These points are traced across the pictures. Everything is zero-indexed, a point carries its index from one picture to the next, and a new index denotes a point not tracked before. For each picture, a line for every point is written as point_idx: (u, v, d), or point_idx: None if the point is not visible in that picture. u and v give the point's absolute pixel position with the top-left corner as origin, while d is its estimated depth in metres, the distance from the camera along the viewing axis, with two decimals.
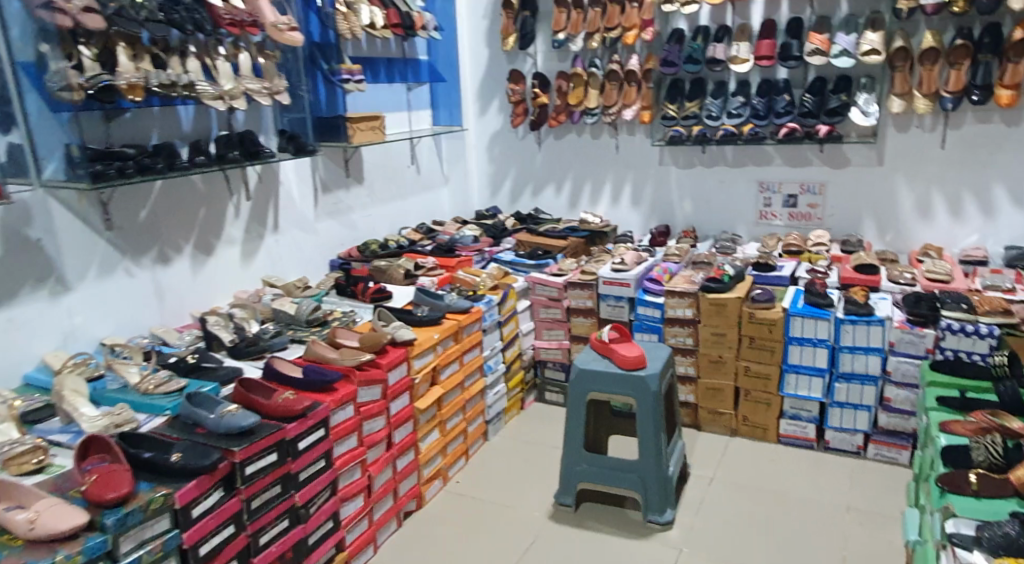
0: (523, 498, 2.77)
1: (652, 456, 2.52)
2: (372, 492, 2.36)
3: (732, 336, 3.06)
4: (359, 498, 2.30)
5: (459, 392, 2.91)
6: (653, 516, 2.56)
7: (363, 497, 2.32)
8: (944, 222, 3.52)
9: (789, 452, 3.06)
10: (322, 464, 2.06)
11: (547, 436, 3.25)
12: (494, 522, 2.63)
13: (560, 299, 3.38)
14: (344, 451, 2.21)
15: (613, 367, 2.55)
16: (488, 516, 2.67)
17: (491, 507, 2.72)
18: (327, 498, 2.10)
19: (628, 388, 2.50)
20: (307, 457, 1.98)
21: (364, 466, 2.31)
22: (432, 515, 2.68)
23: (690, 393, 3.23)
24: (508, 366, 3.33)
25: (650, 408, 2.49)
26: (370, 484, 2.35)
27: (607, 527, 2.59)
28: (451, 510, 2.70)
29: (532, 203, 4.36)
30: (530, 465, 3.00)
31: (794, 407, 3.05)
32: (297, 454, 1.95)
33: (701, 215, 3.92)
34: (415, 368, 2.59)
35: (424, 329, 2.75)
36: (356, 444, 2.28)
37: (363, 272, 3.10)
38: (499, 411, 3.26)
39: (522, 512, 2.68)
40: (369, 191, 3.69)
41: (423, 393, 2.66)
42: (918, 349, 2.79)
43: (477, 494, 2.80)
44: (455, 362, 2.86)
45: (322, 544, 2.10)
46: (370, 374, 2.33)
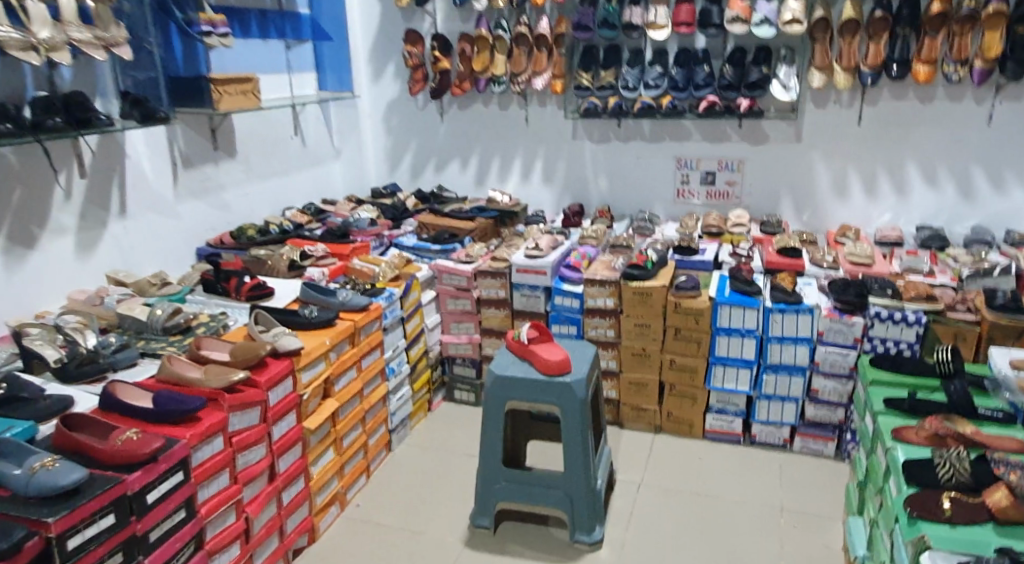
0: (433, 521, 2.45)
1: (581, 471, 2.26)
2: (252, 537, 2.01)
3: (657, 328, 2.83)
4: (235, 547, 1.94)
5: (357, 403, 2.57)
6: (578, 536, 2.31)
7: (239, 544, 1.96)
8: (860, 201, 3.32)
9: (715, 449, 2.88)
10: (182, 516, 1.71)
11: (458, 443, 2.94)
12: (401, 551, 2.30)
13: (469, 289, 3.06)
14: (212, 494, 1.84)
15: (533, 372, 2.26)
16: (393, 544, 2.34)
17: (397, 534, 2.39)
18: (191, 555, 1.76)
19: (552, 396, 2.23)
20: (155, 514, 1.62)
21: (240, 508, 1.95)
22: (328, 547, 2.33)
23: (613, 389, 2.99)
24: (413, 367, 2.98)
25: (577, 417, 2.23)
26: (248, 528, 1.99)
27: (531, 549, 2.32)
28: (350, 541, 2.36)
29: (434, 180, 3.97)
30: (439, 480, 2.69)
31: (720, 401, 2.86)
32: (143, 513, 1.59)
33: (616, 193, 3.66)
34: (303, 382, 2.22)
35: (314, 334, 2.38)
36: (230, 482, 1.91)
37: (237, 264, 2.66)
38: (404, 418, 2.93)
39: (431, 537, 2.37)
40: (244, 167, 3.24)
41: (314, 410, 2.30)
42: (846, 337, 2.61)
43: (380, 519, 2.47)
44: (351, 368, 2.51)
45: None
46: (246, 396, 1.95)
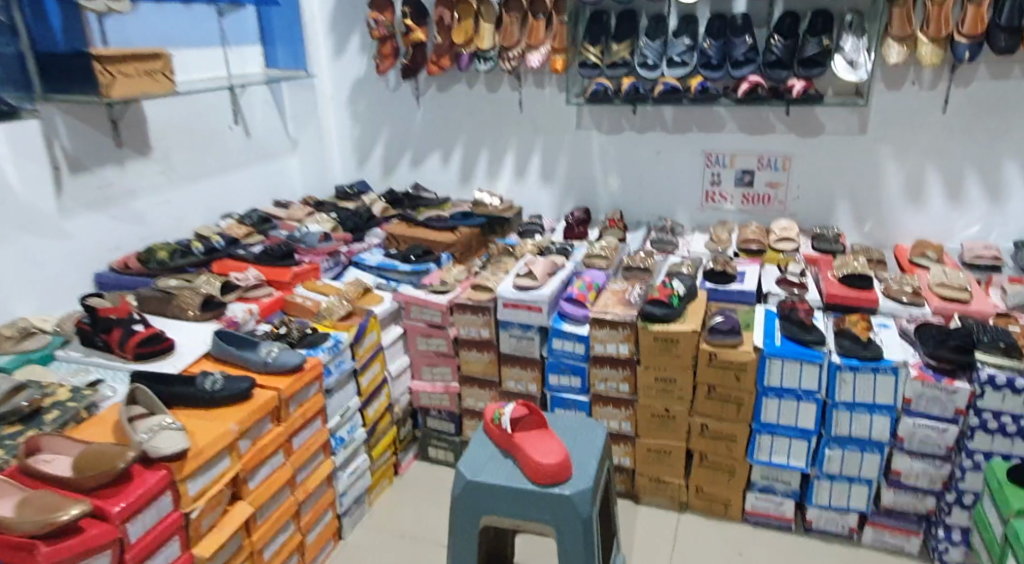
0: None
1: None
2: None
3: (685, 384, 2.16)
4: None
5: (286, 494, 1.96)
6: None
7: None
8: (940, 209, 2.61)
9: (756, 537, 2.23)
10: None
11: (427, 527, 2.31)
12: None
13: (444, 326, 2.39)
14: None
15: (520, 479, 1.61)
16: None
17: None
18: None
19: (543, 513, 1.60)
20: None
21: None
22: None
23: (626, 455, 2.33)
24: (371, 430, 2.33)
25: (579, 544, 1.59)
26: None
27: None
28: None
29: (410, 176, 3.28)
30: None
31: (766, 477, 2.20)
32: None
33: (629, 194, 2.96)
34: (189, 495, 1.61)
35: (218, 416, 1.75)
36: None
37: (125, 307, 1.97)
38: (361, 494, 2.30)
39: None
40: (165, 167, 2.55)
41: (212, 526, 1.70)
42: (945, 409, 1.94)
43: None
44: (274, 453, 1.89)
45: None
46: (83, 542, 1.36)
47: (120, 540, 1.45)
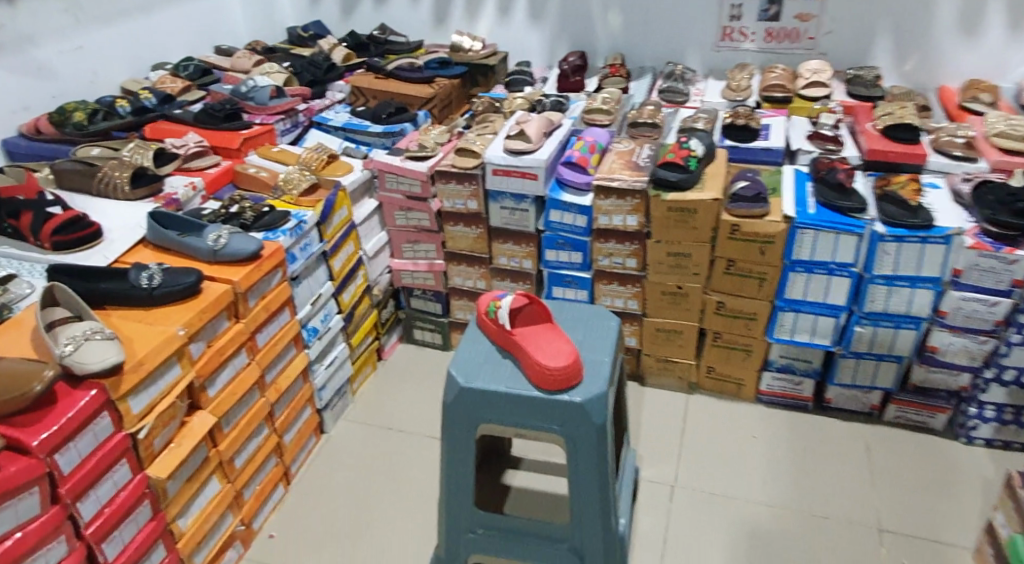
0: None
1: (595, 525, 1.48)
2: None
3: (701, 260, 1.90)
4: None
5: (256, 397, 1.74)
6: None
7: None
8: (996, 43, 2.25)
9: (771, 417, 2.07)
10: None
11: (418, 417, 2.13)
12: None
13: (426, 198, 2.08)
14: None
15: (524, 384, 1.39)
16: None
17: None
18: None
19: (551, 422, 1.39)
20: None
21: None
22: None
23: (633, 335, 2.11)
24: (349, 316, 2.08)
25: (592, 454, 1.40)
26: None
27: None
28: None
29: (374, 16, 2.79)
30: (388, 489, 1.94)
31: (785, 356, 2.00)
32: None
33: (633, 34, 2.56)
34: (133, 414, 1.37)
35: (162, 317, 1.49)
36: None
37: (31, 185, 1.69)
38: (342, 384, 2.10)
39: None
40: (75, 7, 2.11)
41: (169, 442, 1.49)
42: (999, 281, 1.71)
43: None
44: (236, 354, 1.65)
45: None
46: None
47: (50, 473, 1.23)
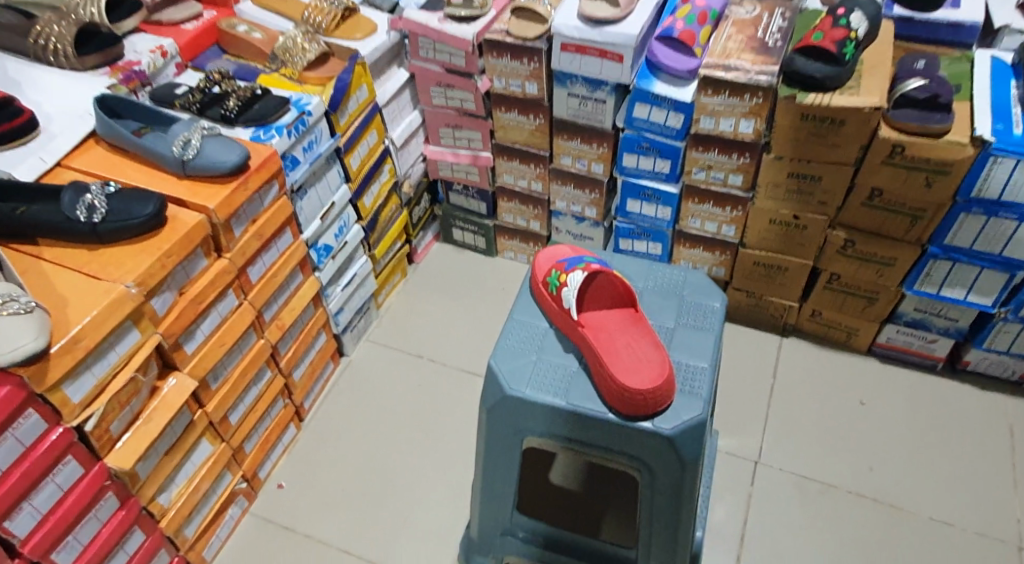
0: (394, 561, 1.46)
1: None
2: None
3: (836, 185, 1.42)
4: None
5: (252, 339, 1.41)
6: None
7: None
8: None
9: (890, 376, 1.66)
10: None
11: (452, 341, 1.79)
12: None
13: (471, 73, 1.57)
14: None
15: (595, 397, 0.99)
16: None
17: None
18: None
19: (622, 452, 1.00)
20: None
21: None
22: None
23: (722, 266, 1.67)
24: (372, 222, 1.68)
25: (674, 493, 1.01)
26: None
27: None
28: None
29: None
30: (415, 434, 1.64)
31: (923, 310, 1.55)
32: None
33: None
34: (74, 403, 1.07)
35: (109, 264, 1.11)
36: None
37: None
38: (365, 301, 1.74)
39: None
40: None
41: (134, 420, 1.19)
42: None
43: (326, 538, 1.50)
44: (221, 297, 1.29)
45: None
46: None
47: None
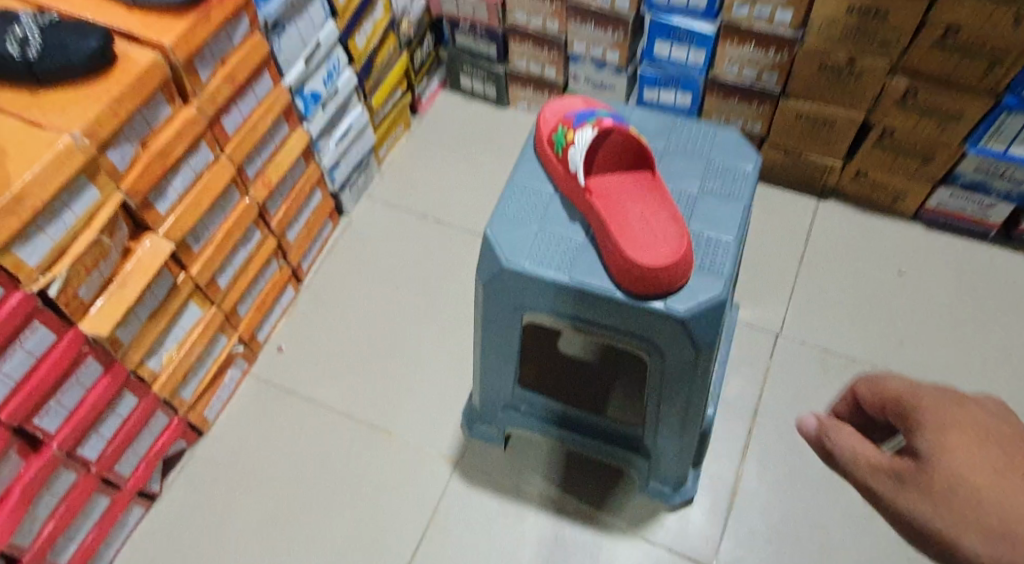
0: (397, 425, 1.42)
1: (672, 444, 1.08)
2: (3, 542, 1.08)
3: (906, 18, 1.20)
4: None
5: (236, 198, 1.30)
6: (639, 536, 1.26)
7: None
8: None
9: (937, 244, 1.50)
10: None
11: (458, 200, 1.66)
12: (342, 514, 1.35)
13: None
14: None
15: (603, 273, 0.86)
16: (340, 480, 1.38)
17: (343, 456, 1.40)
18: None
19: (629, 333, 0.89)
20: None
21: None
22: (219, 460, 1.43)
23: (759, 119, 1.48)
24: (368, 66, 1.50)
25: (686, 377, 0.92)
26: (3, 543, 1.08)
27: (574, 520, 1.29)
28: (272, 462, 1.41)
29: None
30: (416, 297, 1.55)
31: (985, 171, 1.37)
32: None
33: None
34: (31, 267, 0.98)
35: (53, 111, 0.98)
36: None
37: None
38: (364, 155, 1.61)
39: (387, 452, 1.40)
40: None
41: (107, 284, 1.11)
42: None
43: (328, 402, 1.46)
44: (193, 151, 1.17)
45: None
46: None
47: None
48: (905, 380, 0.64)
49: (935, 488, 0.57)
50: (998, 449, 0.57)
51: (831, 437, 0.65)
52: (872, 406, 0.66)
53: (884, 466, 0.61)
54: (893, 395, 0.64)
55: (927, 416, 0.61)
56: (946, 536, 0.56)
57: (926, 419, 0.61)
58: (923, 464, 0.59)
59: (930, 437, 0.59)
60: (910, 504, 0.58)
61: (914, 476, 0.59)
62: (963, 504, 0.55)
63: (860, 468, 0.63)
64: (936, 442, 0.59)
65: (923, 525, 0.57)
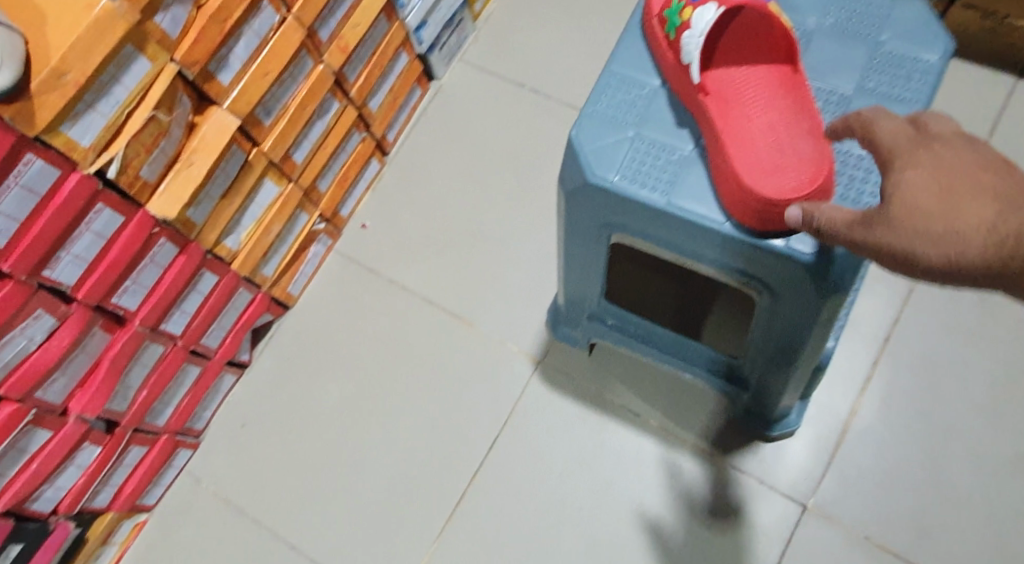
0: (479, 316, 1.34)
1: (772, 378, 0.97)
2: (94, 409, 1.10)
3: None
4: (94, 440, 1.13)
5: (311, 65, 1.17)
6: (728, 463, 1.18)
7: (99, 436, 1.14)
8: None
9: None
10: None
11: (558, 66, 1.49)
12: (420, 401, 1.31)
13: None
14: None
15: (709, 201, 0.75)
16: (419, 368, 1.33)
17: (424, 343, 1.35)
18: None
19: (736, 269, 0.79)
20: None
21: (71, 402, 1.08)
22: (302, 333, 1.41)
23: None
24: None
25: (798, 322, 0.81)
26: (94, 412, 1.10)
27: (656, 439, 1.21)
28: (352, 341, 1.38)
29: None
30: (507, 175, 1.43)
31: None
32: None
33: None
34: (85, 147, 0.91)
35: None
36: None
37: None
38: (458, 10, 1.45)
39: (468, 343, 1.33)
40: None
41: (172, 162, 1.04)
42: None
43: (409, 283, 1.39)
44: (255, 12, 1.04)
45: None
46: None
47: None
48: (887, 123, 0.66)
49: (897, 221, 0.60)
50: (953, 169, 0.59)
51: (821, 213, 0.66)
52: (868, 150, 0.68)
53: (853, 218, 0.64)
54: (880, 143, 0.65)
55: (900, 156, 0.62)
56: (909, 252, 0.59)
57: (897, 158, 0.63)
58: (884, 200, 0.61)
59: (893, 174, 0.62)
60: (878, 238, 0.61)
61: (883, 212, 0.61)
62: (916, 225, 0.59)
63: (843, 227, 0.64)
64: (897, 178, 0.61)
65: (887, 252, 0.61)
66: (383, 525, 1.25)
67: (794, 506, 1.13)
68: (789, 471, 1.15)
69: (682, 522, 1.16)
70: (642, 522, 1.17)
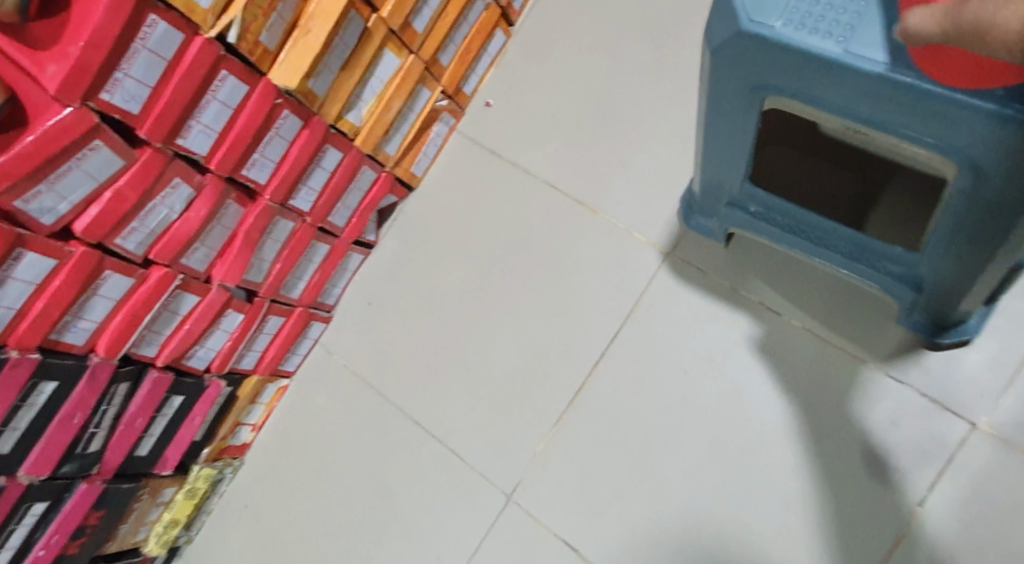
0: (606, 202, 1.26)
1: (953, 276, 0.85)
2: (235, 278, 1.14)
3: None
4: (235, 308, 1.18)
5: None
6: (881, 371, 1.07)
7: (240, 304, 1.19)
8: None
9: None
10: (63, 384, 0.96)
11: None
12: (541, 289, 1.27)
13: None
14: (129, 301, 1.01)
15: (900, 52, 0.62)
16: (542, 254, 1.28)
17: (547, 229, 1.29)
18: (142, 382, 1.09)
19: (931, 140, 0.67)
20: (48, 453, 0.97)
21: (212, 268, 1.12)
22: (425, 215, 1.39)
23: None
24: None
25: (1003, 209, 0.69)
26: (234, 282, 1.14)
27: (800, 339, 1.11)
28: (474, 224, 1.34)
29: None
30: (640, 45, 1.30)
31: None
32: (22, 485, 0.97)
33: None
34: (204, 10, 0.89)
35: None
36: (137, 263, 1.00)
37: None
38: None
39: (593, 230, 1.26)
40: None
41: (290, 29, 1.00)
42: None
43: (532, 164, 1.33)
44: None
45: (170, 453, 1.20)
46: (56, 135, 0.80)
47: (126, 116, 0.87)
48: None
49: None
50: None
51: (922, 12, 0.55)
52: None
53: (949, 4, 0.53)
54: None
55: None
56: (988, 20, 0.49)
57: None
58: None
59: None
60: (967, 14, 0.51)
61: None
62: None
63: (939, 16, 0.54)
64: None
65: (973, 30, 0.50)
66: (502, 409, 1.25)
67: (960, 425, 1.02)
68: (957, 385, 1.03)
69: (824, 430, 1.07)
70: (778, 426, 1.09)
